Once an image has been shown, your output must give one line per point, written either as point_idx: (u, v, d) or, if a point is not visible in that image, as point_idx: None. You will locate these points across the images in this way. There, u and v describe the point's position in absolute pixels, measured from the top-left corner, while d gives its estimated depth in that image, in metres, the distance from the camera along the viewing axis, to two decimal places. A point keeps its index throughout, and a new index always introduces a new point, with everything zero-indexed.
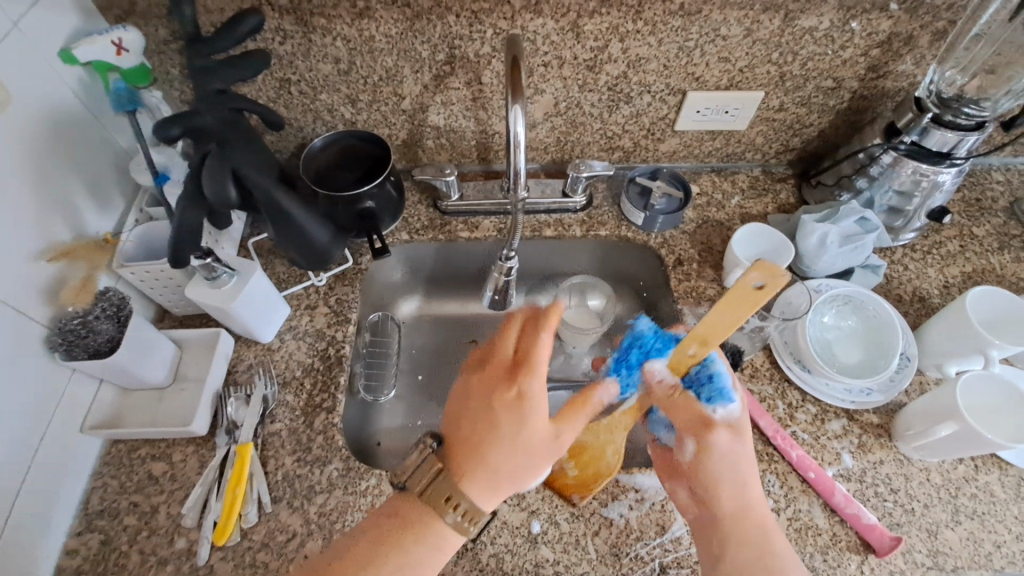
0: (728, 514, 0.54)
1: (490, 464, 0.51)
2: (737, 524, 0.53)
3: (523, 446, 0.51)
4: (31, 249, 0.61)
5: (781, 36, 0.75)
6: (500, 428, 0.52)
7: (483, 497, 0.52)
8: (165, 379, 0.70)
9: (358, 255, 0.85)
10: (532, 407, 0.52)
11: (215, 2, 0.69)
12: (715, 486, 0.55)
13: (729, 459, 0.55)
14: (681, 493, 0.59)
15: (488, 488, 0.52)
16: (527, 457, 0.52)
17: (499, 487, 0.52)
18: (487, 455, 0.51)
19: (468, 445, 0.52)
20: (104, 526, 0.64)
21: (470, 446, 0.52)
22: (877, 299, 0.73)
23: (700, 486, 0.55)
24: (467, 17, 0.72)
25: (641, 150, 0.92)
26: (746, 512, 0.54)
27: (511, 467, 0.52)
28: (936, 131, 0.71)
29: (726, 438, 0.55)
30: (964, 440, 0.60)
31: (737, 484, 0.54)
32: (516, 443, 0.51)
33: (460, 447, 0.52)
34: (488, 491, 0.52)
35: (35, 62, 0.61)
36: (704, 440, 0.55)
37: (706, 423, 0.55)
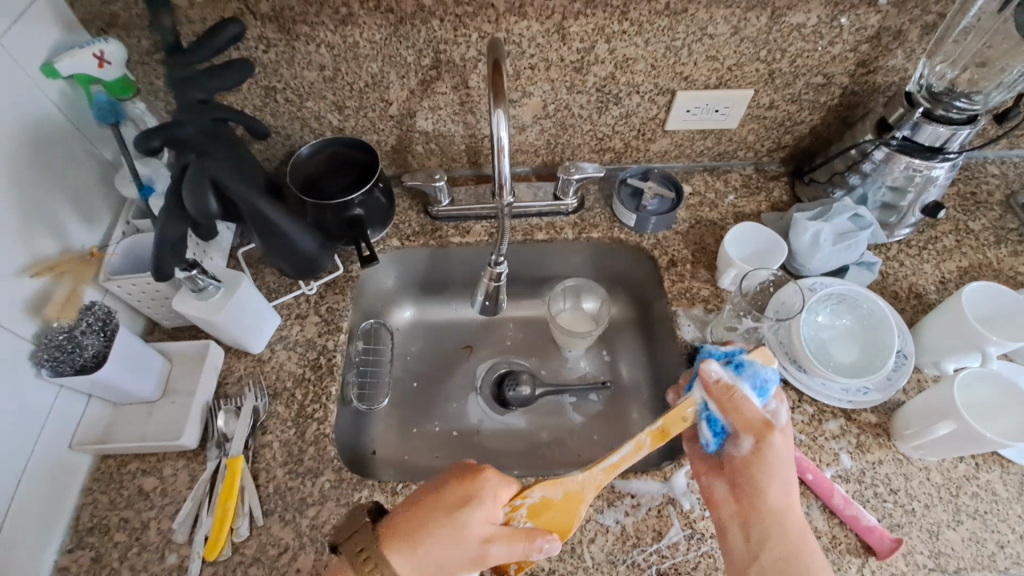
0: (770, 513, 0.54)
1: (424, 547, 0.52)
2: (774, 525, 0.54)
3: (459, 536, 0.52)
4: (15, 264, 0.61)
5: (769, 33, 0.74)
6: (446, 518, 0.53)
7: (413, 573, 0.52)
8: (155, 393, 0.70)
9: (349, 263, 0.84)
10: (481, 507, 0.54)
11: (197, 12, 0.69)
12: (761, 489, 0.54)
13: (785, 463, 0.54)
14: (718, 488, 0.58)
15: (419, 565, 0.52)
16: (464, 548, 0.52)
17: (431, 570, 0.52)
18: (426, 542, 0.52)
19: (414, 521, 0.54)
20: (95, 542, 0.63)
21: (410, 525, 0.54)
22: (871, 296, 0.72)
23: (743, 481, 0.55)
24: (451, 21, 0.71)
25: (632, 150, 0.91)
26: (784, 515, 0.54)
27: (446, 555, 0.52)
28: (928, 125, 0.70)
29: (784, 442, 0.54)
30: (962, 439, 0.59)
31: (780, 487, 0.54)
32: (452, 535, 0.52)
33: (401, 521, 0.54)
34: (421, 572, 0.52)
35: (16, 76, 0.61)
36: (763, 440, 0.54)
37: (766, 422, 0.54)
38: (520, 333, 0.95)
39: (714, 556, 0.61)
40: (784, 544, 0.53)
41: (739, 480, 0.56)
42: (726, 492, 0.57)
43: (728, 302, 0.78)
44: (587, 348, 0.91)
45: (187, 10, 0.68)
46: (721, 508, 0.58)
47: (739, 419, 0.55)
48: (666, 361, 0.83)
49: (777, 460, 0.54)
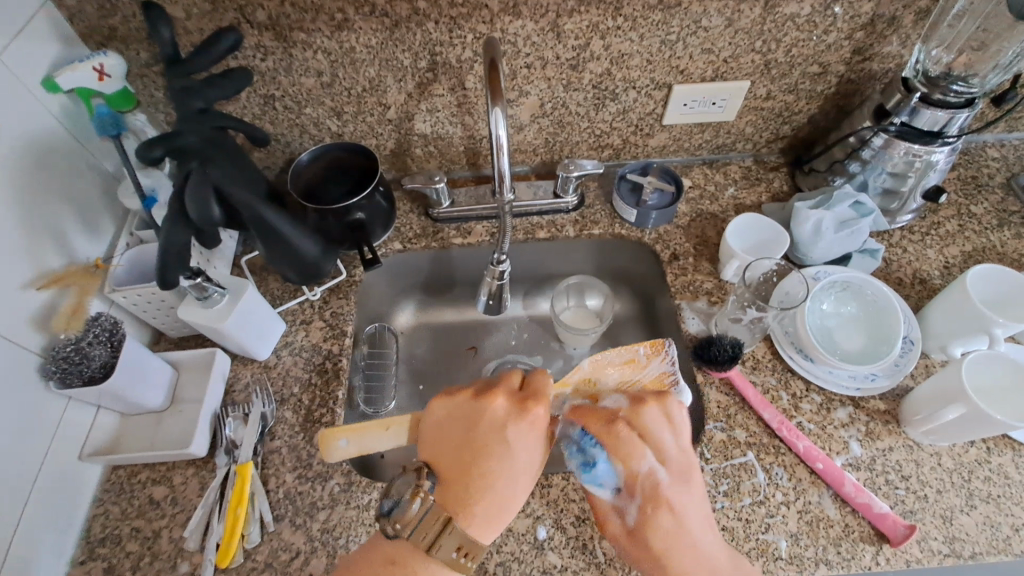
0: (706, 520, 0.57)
1: (479, 490, 0.53)
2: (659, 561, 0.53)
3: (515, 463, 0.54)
4: (21, 277, 0.61)
5: (763, 24, 0.74)
6: (481, 459, 0.54)
7: (484, 517, 0.53)
8: (163, 402, 0.70)
9: (351, 267, 0.85)
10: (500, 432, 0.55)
11: (195, 23, 0.69)
12: (650, 531, 0.53)
13: (685, 508, 0.54)
14: (614, 523, 0.56)
15: (483, 509, 0.53)
16: (516, 474, 0.54)
17: (501, 506, 0.54)
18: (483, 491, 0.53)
19: (468, 481, 0.53)
20: (107, 553, 0.63)
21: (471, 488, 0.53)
22: (876, 283, 0.72)
23: (660, 543, 0.53)
24: (446, 23, 0.72)
25: (631, 146, 0.91)
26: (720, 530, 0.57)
27: (511, 484, 0.54)
28: (926, 110, 0.70)
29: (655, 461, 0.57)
30: (971, 422, 0.59)
31: (668, 534, 0.53)
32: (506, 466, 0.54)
33: (467, 482, 0.53)
34: (488, 515, 0.53)
35: (19, 92, 0.62)
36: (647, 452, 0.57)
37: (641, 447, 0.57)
38: (525, 332, 0.95)
39: None
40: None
41: (642, 524, 0.54)
42: (621, 528, 0.55)
43: (732, 293, 0.78)
44: (591, 345, 0.92)
45: (184, 21, 0.69)
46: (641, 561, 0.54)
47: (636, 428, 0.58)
48: None
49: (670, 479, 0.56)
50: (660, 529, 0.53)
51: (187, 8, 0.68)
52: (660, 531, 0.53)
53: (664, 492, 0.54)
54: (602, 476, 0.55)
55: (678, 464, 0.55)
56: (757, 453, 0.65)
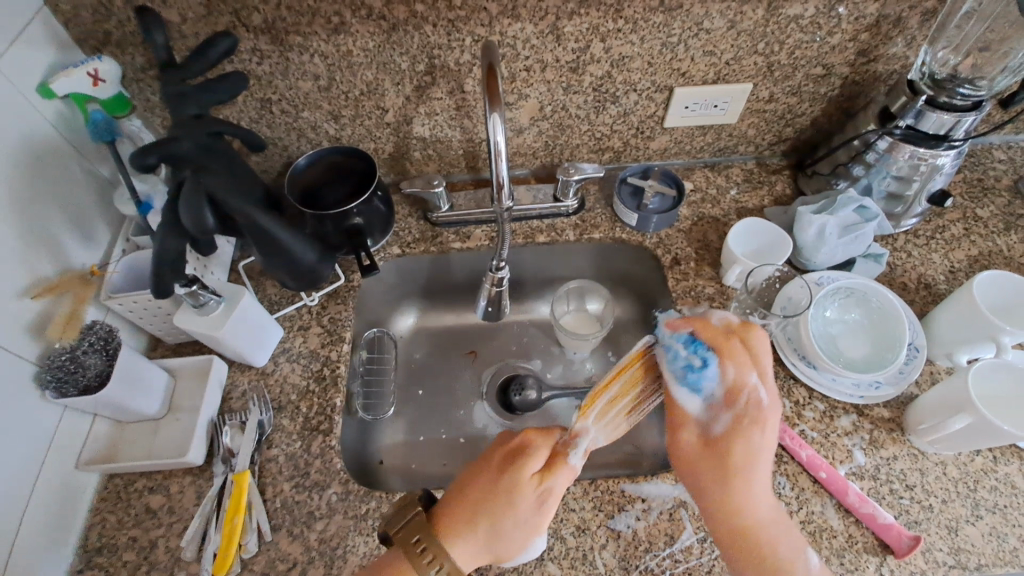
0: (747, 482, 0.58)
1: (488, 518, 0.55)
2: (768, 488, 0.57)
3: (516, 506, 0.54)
4: (16, 286, 0.61)
5: (766, 25, 0.73)
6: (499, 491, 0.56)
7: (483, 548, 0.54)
8: (159, 410, 0.69)
9: (349, 272, 0.84)
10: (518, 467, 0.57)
11: (189, 27, 0.69)
12: (756, 456, 0.57)
13: (764, 436, 0.58)
14: (690, 443, 0.59)
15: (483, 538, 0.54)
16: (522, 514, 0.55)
17: (499, 545, 0.54)
18: (480, 525, 0.54)
19: (466, 512, 0.55)
20: (104, 563, 0.63)
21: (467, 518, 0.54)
22: (880, 289, 0.71)
23: (739, 449, 0.57)
24: (444, 26, 0.71)
25: (632, 149, 0.90)
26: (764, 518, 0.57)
27: (519, 527, 0.54)
28: (932, 113, 0.69)
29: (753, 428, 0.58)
30: (978, 432, 0.58)
31: (766, 450, 0.58)
32: (507, 508, 0.54)
33: (463, 515, 0.54)
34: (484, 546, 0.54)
35: (13, 98, 0.61)
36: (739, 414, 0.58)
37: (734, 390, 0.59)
38: (525, 337, 0.94)
39: None
40: (771, 517, 0.57)
41: (729, 444, 0.57)
42: (700, 446, 0.58)
43: (734, 299, 0.77)
44: (592, 349, 0.91)
45: (179, 25, 0.68)
46: (700, 477, 0.58)
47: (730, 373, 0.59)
48: None
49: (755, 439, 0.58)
50: (764, 454, 0.57)
51: (181, 12, 0.67)
52: (744, 449, 0.57)
53: (763, 422, 0.58)
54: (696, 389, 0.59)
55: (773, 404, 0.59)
56: None
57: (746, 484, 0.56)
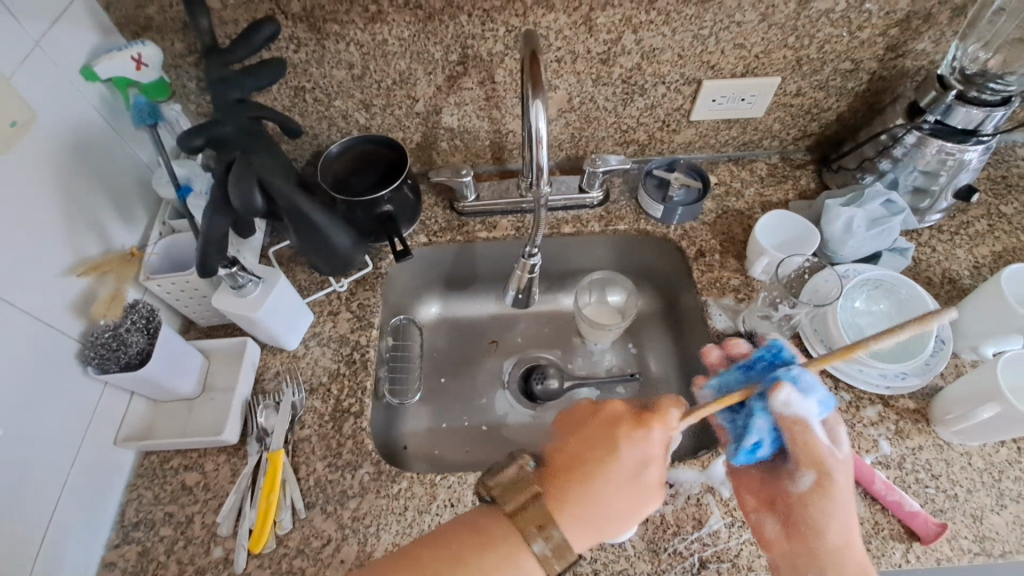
0: (830, 542, 0.52)
1: (602, 491, 0.52)
2: (840, 567, 0.51)
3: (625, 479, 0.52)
4: (61, 264, 0.62)
5: (797, 19, 0.74)
6: (614, 466, 0.53)
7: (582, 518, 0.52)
8: (195, 390, 0.71)
9: (378, 260, 0.85)
10: (635, 440, 0.53)
11: (230, 13, 0.70)
12: (817, 528, 0.52)
13: (846, 500, 0.52)
14: (769, 527, 0.56)
15: (590, 508, 0.52)
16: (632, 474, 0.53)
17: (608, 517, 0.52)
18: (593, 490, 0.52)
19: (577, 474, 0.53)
20: (141, 537, 0.64)
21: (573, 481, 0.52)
22: (908, 281, 0.72)
23: (800, 519, 0.53)
24: (479, 16, 0.72)
25: (657, 142, 0.91)
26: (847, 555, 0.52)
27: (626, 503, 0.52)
28: (961, 107, 0.69)
29: (843, 477, 0.52)
30: (1006, 422, 0.59)
31: (840, 524, 0.52)
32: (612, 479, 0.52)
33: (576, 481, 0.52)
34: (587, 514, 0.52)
35: (59, 80, 0.62)
36: (825, 476, 0.52)
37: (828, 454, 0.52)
38: (547, 327, 0.95)
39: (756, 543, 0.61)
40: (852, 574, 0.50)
41: (795, 516, 0.54)
42: (779, 531, 0.55)
43: (759, 291, 0.78)
44: (613, 341, 0.92)
45: (220, 12, 0.69)
46: (775, 550, 0.55)
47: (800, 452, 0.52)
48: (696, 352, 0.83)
49: (840, 496, 0.52)
50: (830, 528, 0.52)
51: None
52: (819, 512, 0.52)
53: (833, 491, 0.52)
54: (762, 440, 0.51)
55: (845, 459, 0.53)
56: None
57: (829, 563, 0.51)
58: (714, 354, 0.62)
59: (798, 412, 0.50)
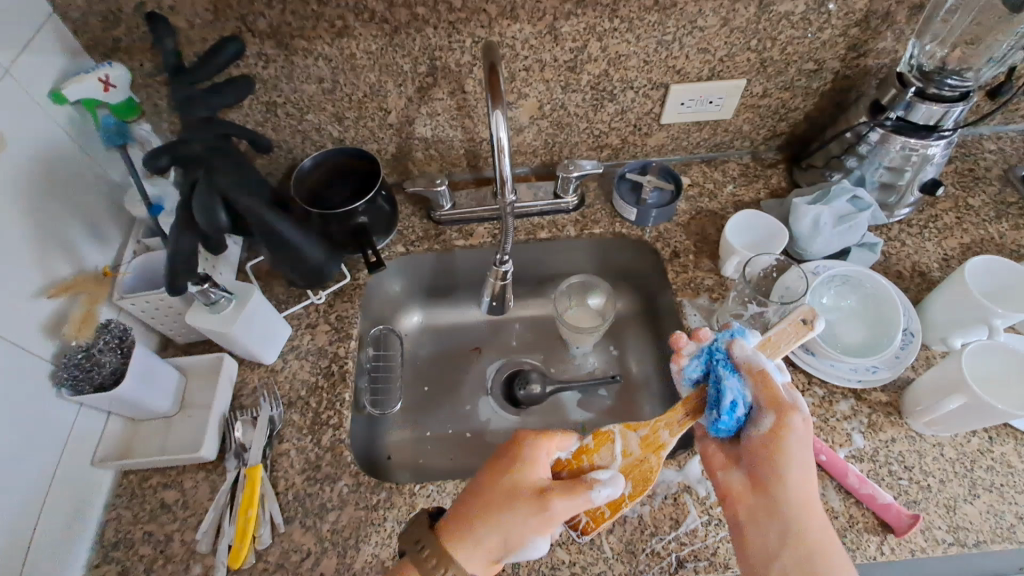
0: (784, 500, 0.52)
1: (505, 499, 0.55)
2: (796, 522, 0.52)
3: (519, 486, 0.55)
4: (33, 286, 0.62)
5: (758, 23, 0.75)
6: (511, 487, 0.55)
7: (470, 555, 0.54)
8: (171, 408, 0.71)
9: (355, 271, 0.86)
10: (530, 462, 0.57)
11: (197, 33, 0.70)
12: (779, 476, 0.53)
13: (803, 445, 0.53)
14: (735, 481, 0.56)
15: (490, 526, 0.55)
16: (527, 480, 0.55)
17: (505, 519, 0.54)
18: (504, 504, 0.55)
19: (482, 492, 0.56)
20: (121, 557, 0.64)
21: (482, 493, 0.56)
22: (874, 275, 0.73)
23: (760, 467, 0.54)
24: (445, 28, 0.72)
25: (629, 146, 0.92)
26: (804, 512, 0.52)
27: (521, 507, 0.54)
28: (921, 104, 0.70)
29: (802, 425, 0.52)
30: (972, 412, 0.60)
31: (799, 482, 0.52)
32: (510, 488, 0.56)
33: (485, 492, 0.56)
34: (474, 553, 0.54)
35: (28, 104, 0.63)
36: (782, 422, 0.53)
37: (790, 403, 0.53)
38: (529, 332, 0.96)
39: None
40: (802, 532, 0.51)
41: (757, 463, 0.54)
42: (745, 482, 0.55)
43: (732, 290, 0.79)
44: (594, 344, 0.93)
45: (187, 31, 0.70)
46: (739, 502, 0.55)
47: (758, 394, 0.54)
48: None
49: (795, 444, 0.53)
50: (791, 480, 0.52)
51: (189, 18, 0.69)
52: (778, 460, 0.53)
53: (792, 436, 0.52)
54: (737, 397, 0.54)
55: (808, 409, 0.54)
56: None
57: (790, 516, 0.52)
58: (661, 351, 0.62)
59: (749, 356, 0.55)
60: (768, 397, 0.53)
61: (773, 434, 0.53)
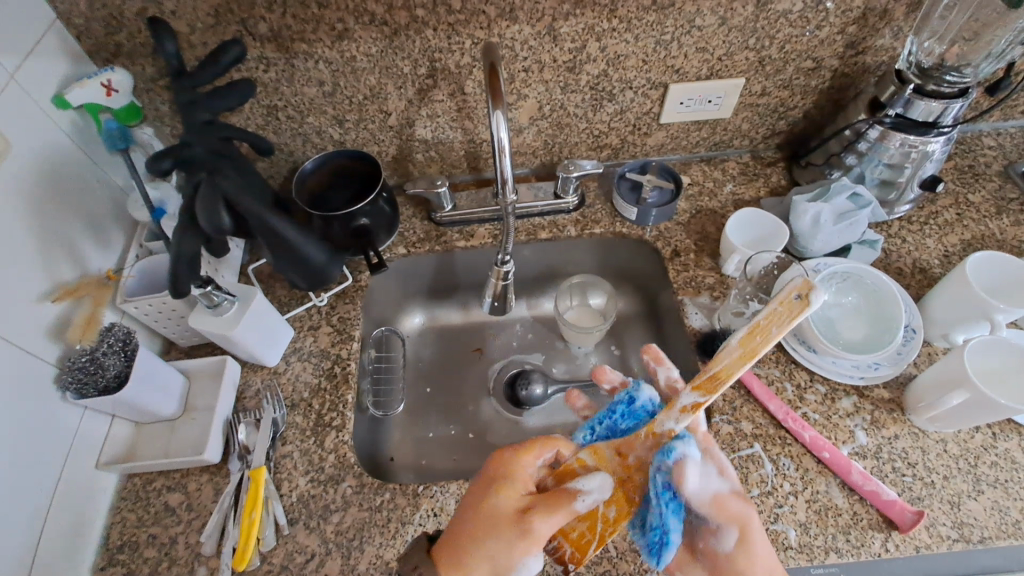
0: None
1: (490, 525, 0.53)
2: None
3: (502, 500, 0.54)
4: (37, 290, 0.62)
5: (756, 21, 0.75)
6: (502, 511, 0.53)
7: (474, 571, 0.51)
8: (176, 410, 0.71)
9: (357, 273, 0.86)
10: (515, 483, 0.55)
11: (198, 37, 0.71)
12: (743, 564, 0.51)
13: (751, 529, 0.51)
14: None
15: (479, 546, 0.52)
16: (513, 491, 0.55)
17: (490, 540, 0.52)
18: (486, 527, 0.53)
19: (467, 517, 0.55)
20: (125, 559, 0.64)
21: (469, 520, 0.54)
22: (876, 272, 0.73)
23: (724, 564, 0.51)
24: (444, 30, 0.73)
25: (629, 146, 0.93)
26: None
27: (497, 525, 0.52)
28: (920, 101, 0.70)
29: (740, 505, 0.52)
30: (975, 407, 0.60)
31: (764, 565, 0.51)
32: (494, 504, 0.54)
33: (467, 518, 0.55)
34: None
35: (32, 109, 0.63)
36: (721, 509, 0.51)
37: (716, 488, 0.52)
38: (530, 333, 0.96)
39: None
40: None
41: (719, 564, 0.52)
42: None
43: (733, 288, 0.79)
44: (596, 343, 0.93)
45: (188, 36, 0.71)
46: None
47: (689, 493, 0.51)
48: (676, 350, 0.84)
49: (751, 532, 0.51)
50: (756, 566, 0.50)
51: (191, 22, 0.69)
52: (740, 552, 0.51)
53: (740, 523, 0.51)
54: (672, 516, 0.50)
55: (734, 484, 0.53)
56: (763, 444, 0.66)
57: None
58: (611, 375, 0.67)
59: (669, 461, 0.51)
60: (698, 486, 0.51)
61: (722, 520, 0.51)
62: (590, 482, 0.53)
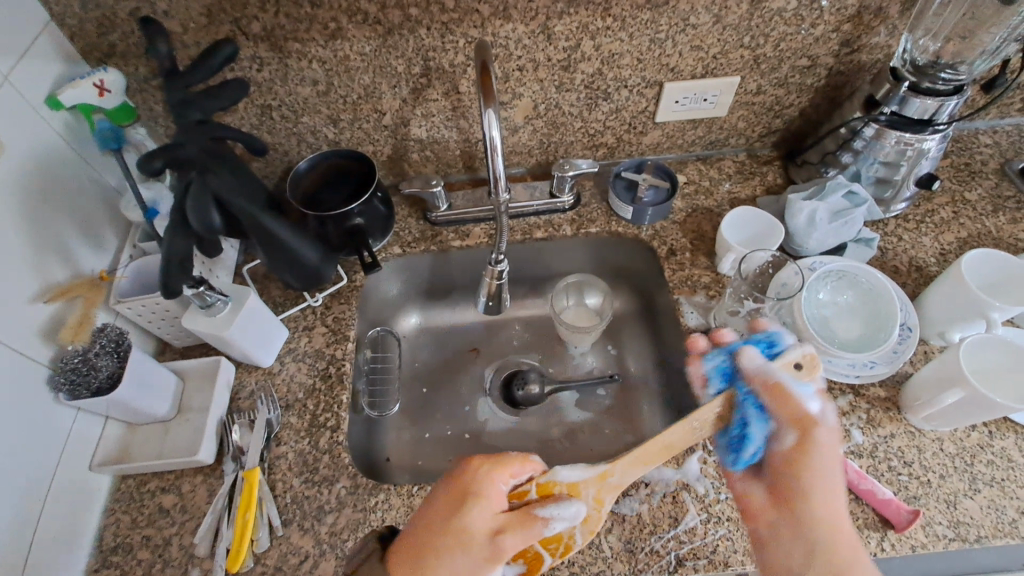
0: (812, 501, 0.56)
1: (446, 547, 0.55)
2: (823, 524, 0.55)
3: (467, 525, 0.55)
4: (30, 291, 0.62)
5: (751, 19, 0.75)
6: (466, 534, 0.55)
7: None
8: (170, 412, 0.71)
9: (352, 273, 0.86)
10: (483, 507, 0.56)
11: (191, 37, 0.71)
12: (812, 480, 0.57)
13: (830, 458, 0.57)
14: (757, 495, 0.60)
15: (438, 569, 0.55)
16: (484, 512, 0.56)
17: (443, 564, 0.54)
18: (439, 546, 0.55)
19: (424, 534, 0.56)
20: (119, 561, 0.64)
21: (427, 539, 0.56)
22: (871, 270, 0.73)
23: (788, 476, 0.58)
24: (438, 29, 0.73)
25: (624, 145, 0.92)
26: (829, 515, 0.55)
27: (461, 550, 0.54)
28: (915, 99, 0.70)
29: (826, 435, 0.57)
30: (971, 405, 0.60)
31: (822, 489, 0.56)
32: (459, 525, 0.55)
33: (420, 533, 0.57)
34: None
35: (24, 110, 0.63)
36: (806, 433, 0.57)
37: (811, 416, 0.57)
38: (527, 333, 0.96)
39: (732, 538, 0.62)
40: (835, 541, 0.54)
41: (783, 478, 0.58)
42: (765, 498, 0.59)
43: (729, 287, 0.79)
44: (592, 343, 0.92)
45: (181, 36, 0.70)
46: (758, 518, 0.59)
47: (781, 411, 0.57)
48: (672, 350, 0.83)
49: (819, 448, 0.57)
50: (814, 488, 0.56)
51: (184, 22, 0.69)
52: (819, 463, 0.57)
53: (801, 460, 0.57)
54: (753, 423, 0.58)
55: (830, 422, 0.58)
56: None
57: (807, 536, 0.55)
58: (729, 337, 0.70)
59: (764, 373, 0.58)
60: (788, 409, 0.57)
61: (804, 442, 0.58)
62: (567, 510, 0.56)
